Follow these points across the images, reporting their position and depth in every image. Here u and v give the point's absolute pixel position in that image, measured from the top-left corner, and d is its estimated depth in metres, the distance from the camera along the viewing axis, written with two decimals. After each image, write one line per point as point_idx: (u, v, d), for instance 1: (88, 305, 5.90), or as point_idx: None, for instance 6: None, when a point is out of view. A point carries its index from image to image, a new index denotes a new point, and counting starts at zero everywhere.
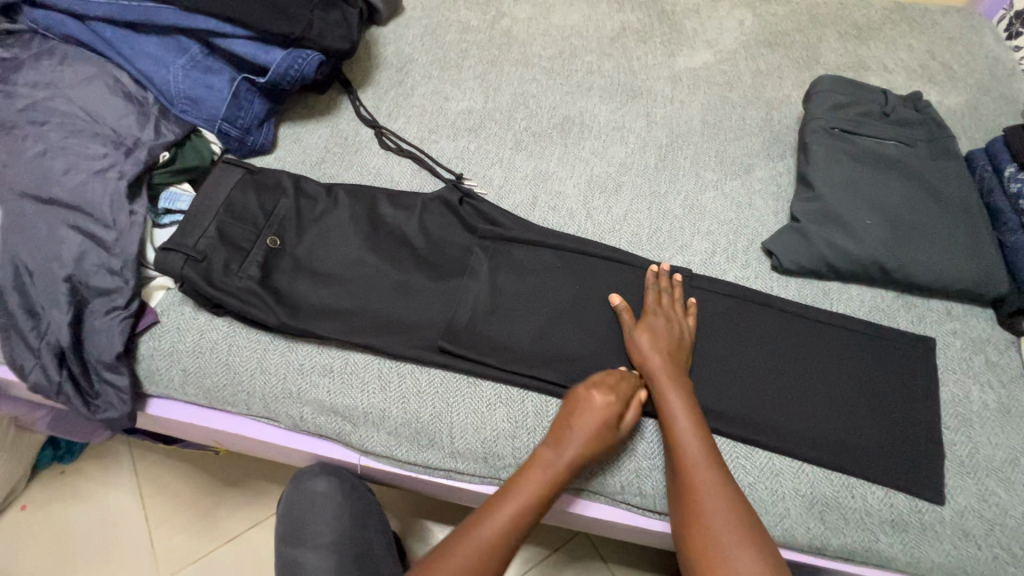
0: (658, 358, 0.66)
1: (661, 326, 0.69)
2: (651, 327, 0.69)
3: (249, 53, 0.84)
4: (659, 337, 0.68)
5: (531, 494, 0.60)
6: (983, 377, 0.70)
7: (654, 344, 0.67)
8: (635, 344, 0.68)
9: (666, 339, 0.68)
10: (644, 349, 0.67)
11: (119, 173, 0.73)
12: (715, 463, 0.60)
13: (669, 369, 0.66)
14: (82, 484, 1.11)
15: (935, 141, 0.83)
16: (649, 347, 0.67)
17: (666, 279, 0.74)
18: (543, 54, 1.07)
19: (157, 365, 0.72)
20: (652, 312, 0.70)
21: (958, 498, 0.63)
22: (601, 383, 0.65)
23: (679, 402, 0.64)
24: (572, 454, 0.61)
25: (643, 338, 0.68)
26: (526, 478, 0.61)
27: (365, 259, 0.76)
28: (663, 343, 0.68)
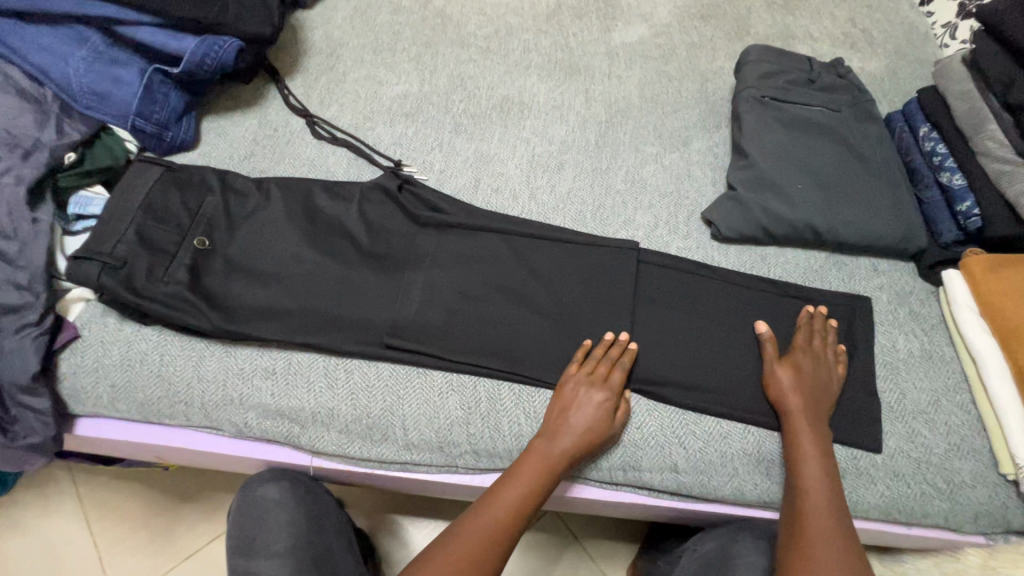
0: (799, 398, 0.65)
1: (813, 368, 0.67)
2: (801, 366, 0.67)
3: (158, 42, 0.78)
4: (805, 379, 0.66)
5: (529, 487, 0.61)
6: (907, 327, 0.74)
7: (795, 382, 0.66)
8: (783, 379, 0.67)
9: (809, 380, 0.67)
10: (790, 386, 0.66)
11: (16, 178, 0.67)
12: (837, 513, 0.59)
13: (807, 412, 0.65)
14: (21, 516, 1.05)
15: (857, 105, 0.87)
16: (793, 385, 0.66)
17: (822, 322, 0.72)
18: (479, 34, 1.05)
19: (82, 382, 0.67)
20: (802, 349, 0.69)
21: (889, 442, 0.67)
22: (585, 375, 0.67)
23: (812, 444, 0.63)
24: (566, 449, 0.63)
25: (787, 374, 0.67)
26: (521, 466, 0.63)
27: (302, 255, 0.73)
28: (808, 385, 0.66)
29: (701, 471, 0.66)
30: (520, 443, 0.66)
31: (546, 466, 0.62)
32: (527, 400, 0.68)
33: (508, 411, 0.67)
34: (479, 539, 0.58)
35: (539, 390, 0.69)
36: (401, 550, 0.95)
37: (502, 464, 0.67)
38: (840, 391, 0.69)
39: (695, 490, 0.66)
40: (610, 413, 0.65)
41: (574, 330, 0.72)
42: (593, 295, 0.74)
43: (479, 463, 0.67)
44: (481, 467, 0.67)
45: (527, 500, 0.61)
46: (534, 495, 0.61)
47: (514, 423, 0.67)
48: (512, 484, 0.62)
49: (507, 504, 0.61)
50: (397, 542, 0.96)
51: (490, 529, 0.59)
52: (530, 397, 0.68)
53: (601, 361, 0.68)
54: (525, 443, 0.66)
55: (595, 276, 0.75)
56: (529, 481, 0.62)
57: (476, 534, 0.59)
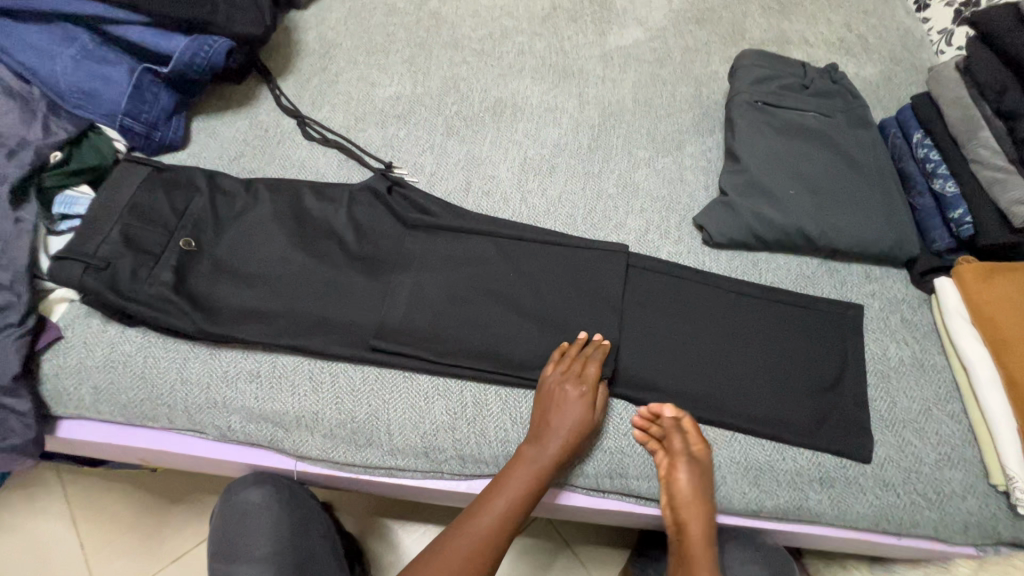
0: (687, 503, 0.62)
1: (688, 465, 0.62)
2: (683, 463, 0.62)
3: (147, 42, 0.78)
4: (694, 478, 0.62)
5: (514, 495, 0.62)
6: (899, 335, 0.74)
7: (682, 486, 0.62)
8: (673, 483, 0.63)
9: (695, 480, 0.62)
10: (681, 488, 0.62)
11: (1, 177, 0.66)
12: None
13: (695, 514, 0.62)
14: (6, 517, 1.04)
15: (851, 111, 0.86)
16: (683, 492, 0.62)
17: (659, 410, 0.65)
18: (473, 36, 1.04)
19: (64, 384, 0.66)
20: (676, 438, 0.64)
21: (879, 451, 0.66)
22: (561, 374, 0.66)
23: (698, 539, 0.62)
24: (552, 452, 0.62)
25: (678, 476, 0.62)
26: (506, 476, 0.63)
27: (288, 257, 0.73)
28: (694, 485, 0.62)
29: None
30: (507, 448, 0.66)
31: (533, 473, 0.62)
32: (514, 405, 0.67)
33: (495, 416, 0.67)
34: (473, 554, 0.59)
35: (527, 395, 0.68)
36: (390, 555, 0.95)
37: (489, 470, 0.66)
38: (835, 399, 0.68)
39: None
40: (591, 409, 0.64)
41: (563, 335, 0.71)
42: (582, 300, 0.73)
43: (464, 469, 0.66)
44: (467, 473, 0.66)
45: (517, 507, 0.61)
46: (523, 501, 0.62)
47: (501, 428, 0.66)
48: (500, 494, 0.62)
49: (497, 514, 0.61)
50: (386, 547, 0.95)
51: (481, 542, 0.60)
52: (517, 403, 0.68)
53: (574, 359, 0.67)
54: (512, 449, 0.66)
55: (585, 280, 0.74)
56: (518, 489, 0.62)
57: (468, 548, 0.60)
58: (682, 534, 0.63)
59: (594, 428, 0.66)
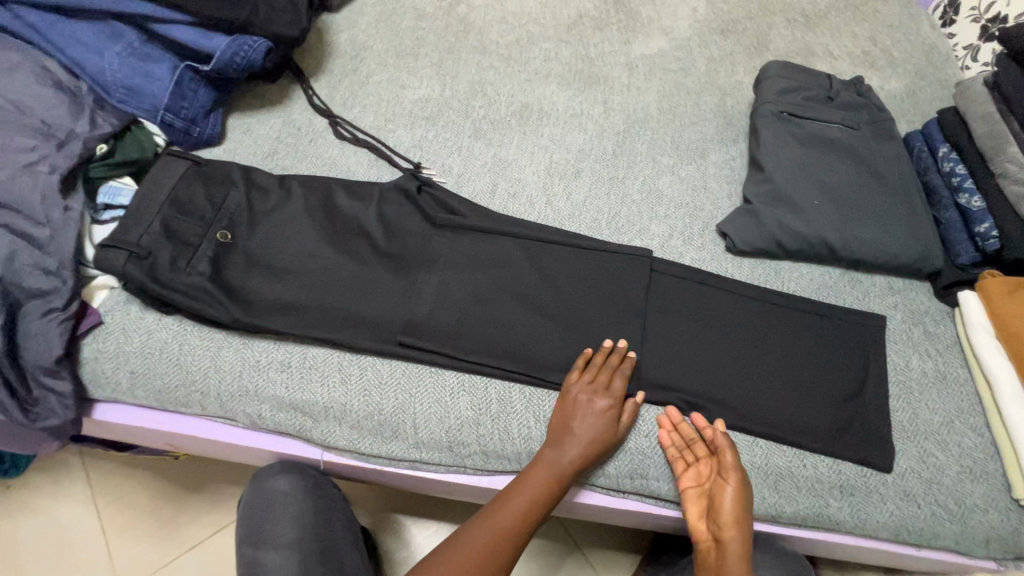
0: (733, 521, 0.62)
1: (738, 480, 0.63)
2: (734, 479, 0.63)
3: (191, 40, 0.80)
4: (739, 493, 0.63)
5: (532, 498, 0.63)
6: (922, 346, 0.74)
7: (728, 503, 0.63)
8: (724, 499, 0.63)
9: (742, 495, 0.63)
10: (730, 505, 0.63)
11: (50, 166, 0.68)
12: None
13: (740, 530, 0.62)
14: (31, 499, 1.07)
15: (876, 123, 0.87)
16: (730, 507, 0.62)
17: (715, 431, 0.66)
18: (500, 41, 1.06)
19: (103, 368, 0.68)
20: (728, 455, 0.64)
21: (901, 461, 0.66)
22: (586, 384, 0.67)
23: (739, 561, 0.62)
24: (571, 456, 0.63)
25: (728, 491, 0.63)
26: (524, 480, 0.64)
27: (320, 252, 0.74)
28: (741, 500, 0.63)
29: None
30: (529, 446, 0.67)
31: (551, 475, 0.63)
32: (537, 403, 0.69)
33: (518, 413, 0.68)
34: (487, 550, 0.61)
35: (550, 394, 0.69)
36: (403, 550, 0.96)
37: (511, 466, 0.67)
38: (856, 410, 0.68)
39: None
40: (614, 422, 0.66)
41: (587, 337, 0.72)
42: (605, 303, 0.74)
43: (487, 465, 0.67)
44: (489, 469, 0.68)
45: (534, 508, 0.63)
46: (539, 503, 0.63)
47: (524, 426, 0.67)
48: (518, 494, 0.63)
49: (513, 512, 0.62)
50: (400, 542, 0.96)
51: (496, 540, 0.61)
52: (541, 401, 0.69)
53: (602, 369, 0.68)
54: (535, 446, 0.67)
55: (609, 283, 0.75)
56: (536, 490, 0.63)
57: (482, 545, 0.61)
58: (724, 552, 0.62)
59: (615, 442, 0.66)
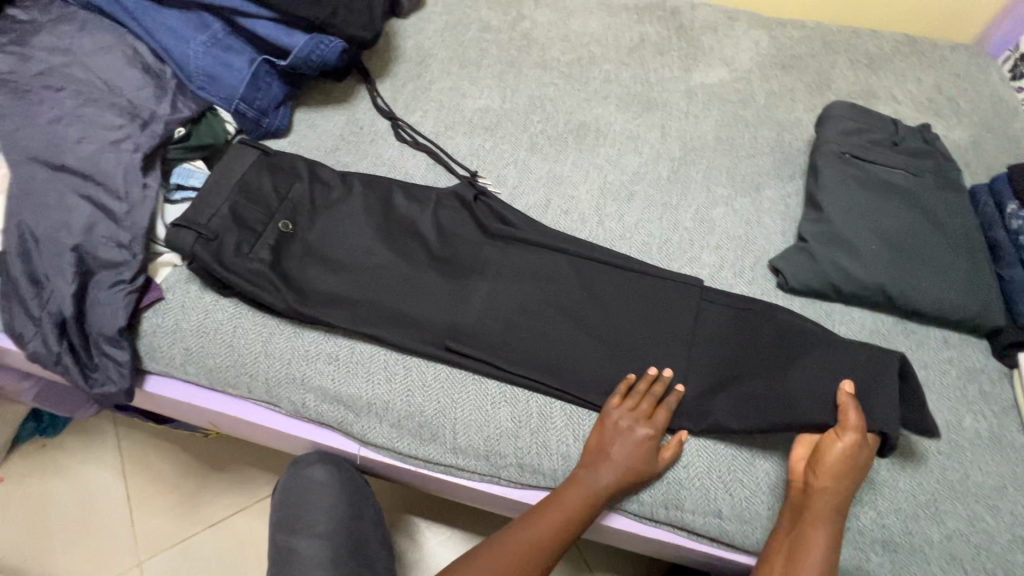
0: (837, 474, 0.61)
1: (862, 445, 0.62)
2: (857, 441, 0.62)
3: (271, 35, 0.84)
4: (857, 455, 0.62)
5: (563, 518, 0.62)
6: (976, 405, 0.72)
7: (838, 454, 0.62)
8: (833, 448, 0.62)
9: (857, 458, 0.62)
10: (845, 455, 0.62)
11: (134, 145, 0.72)
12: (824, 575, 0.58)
13: (842, 488, 0.61)
14: (63, 460, 1.10)
15: (941, 173, 0.85)
16: (840, 458, 0.61)
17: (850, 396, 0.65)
18: (562, 59, 1.08)
19: (159, 342, 0.71)
20: (854, 415, 0.63)
21: (949, 522, 0.64)
22: (628, 411, 0.67)
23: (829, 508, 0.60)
24: (604, 482, 0.63)
25: (845, 442, 0.62)
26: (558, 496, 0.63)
27: (376, 249, 0.76)
28: (855, 461, 0.62)
29: (744, 521, 0.65)
30: (565, 464, 0.67)
31: (583, 502, 0.63)
32: (577, 422, 0.68)
33: (557, 430, 0.68)
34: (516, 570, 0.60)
35: (590, 414, 0.69)
36: (416, 553, 0.96)
37: (545, 482, 0.67)
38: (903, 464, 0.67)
39: (737, 539, 0.65)
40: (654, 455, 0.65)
41: (632, 360, 0.72)
42: (652, 328, 0.74)
43: (521, 478, 0.67)
44: (523, 482, 0.68)
45: (565, 532, 0.62)
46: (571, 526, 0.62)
47: (562, 443, 0.67)
48: (548, 516, 0.62)
49: (545, 533, 0.62)
50: (413, 544, 0.96)
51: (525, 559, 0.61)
52: (580, 421, 0.69)
53: (644, 397, 0.68)
54: (571, 465, 0.67)
55: (658, 308, 0.75)
56: (568, 514, 0.62)
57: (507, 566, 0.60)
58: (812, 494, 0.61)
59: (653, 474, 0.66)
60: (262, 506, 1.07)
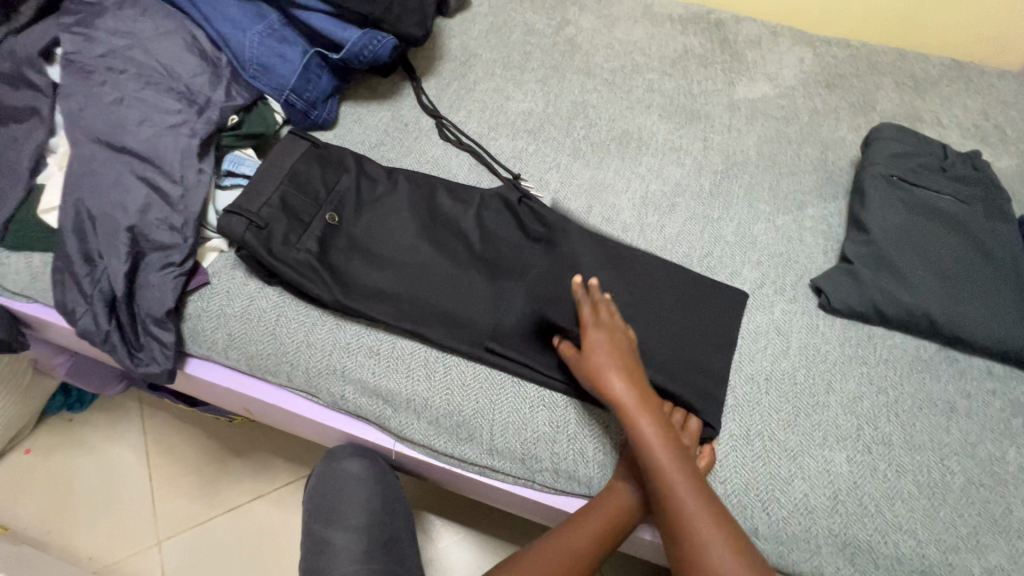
0: (615, 387, 0.64)
1: (604, 350, 0.65)
2: (597, 350, 0.65)
3: (326, 28, 0.85)
4: (611, 364, 0.65)
5: (599, 528, 0.61)
6: (1020, 439, 0.70)
7: (617, 367, 0.65)
8: (588, 369, 0.65)
9: (625, 366, 0.65)
10: (600, 373, 0.64)
11: (191, 130, 0.72)
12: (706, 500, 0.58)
13: (633, 402, 0.63)
14: (90, 436, 1.11)
15: (990, 201, 0.84)
16: (611, 375, 0.64)
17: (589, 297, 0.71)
18: (605, 66, 1.08)
19: (203, 326, 0.71)
20: (593, 330, 0.67)
21: (990, 556, 0.63)
22: (662, 422, 0.68)
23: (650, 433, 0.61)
24: (625, 494, 0.63)
25: (596, 358, 0.65)
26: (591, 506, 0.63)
27: (420, 246, 0.76)
28: (621, 372, 0.64)
29: (780, 541, 0.64)
30: (600, 472, 0.66)
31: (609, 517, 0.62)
32: (614, 431, 0.68)
33: (594, 438, 0.67)
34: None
35: None
36: (433, 551, 0.96)
37: (579, 490, 0.67)
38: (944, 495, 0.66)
39: (771, 558, 0.64)
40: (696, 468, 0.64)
41: (671, 373, 0.71)
42: (692, 341, 0.74)
43: (555, 484, 0.67)
44: (557, 488, 0.67)
45: (592, 548, 0.60)
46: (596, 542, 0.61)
47: (598, 451, 0.67)
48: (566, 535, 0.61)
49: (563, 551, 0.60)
50: (430, 542, 0.96)
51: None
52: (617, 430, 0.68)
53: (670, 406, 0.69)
54: (607, 474, 0.66)
55: (697, 321, 0.75)
56: (591, 530, 0.61)
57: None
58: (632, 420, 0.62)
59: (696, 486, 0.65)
60: (281, 494, 1.07)
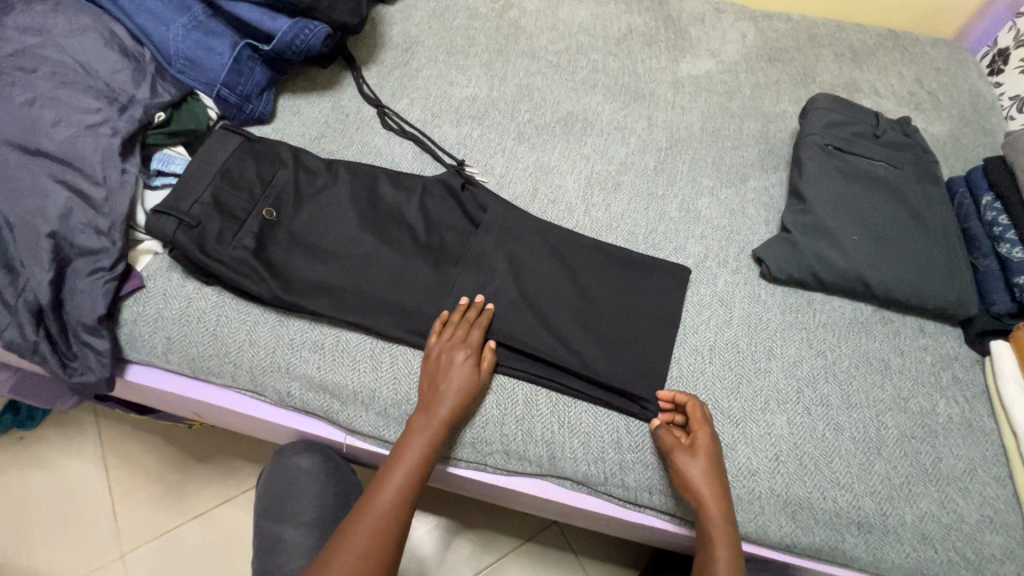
0: (713, 492, 0.62)
1: (708, 453, 0.64)
2: (702, 451, 0.64)
3: (254, 19, 0.82)
4: (712, 471, 0.63)
5: (412, 466, 0.62)
6: (949, 391, 0.74)
7: (712, 470, 0.63)
8: (689, 466, 0.63)
9: (719, 473, 0.64)
10: (700, 476, 0.62)
11: (112, 129, 0.70)
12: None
13: (719, 506, 0.62)
14: (42, 453, 1.08)
15: (920, 165, 0.87)
16: (710, 477, 0.63)
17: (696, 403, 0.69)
18: (550, 48, 1.07)
19: (140, 330, 0.70)
20: (702, 429, 0.65)
21: (921, 503, 0.66)
22: (447, 341, 0.68)
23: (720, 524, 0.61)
24: (418, 449, 0.63)
25: (701, 463, 0.63)
26: (403, 450, 0.63)
27: (362, 238, 0.75)
28: (719, 480, 0.63)
29: None
30: (549, 450, 0.67)
31: (406, 476, 0.62)
32: (562, 409, 0.69)
33: (542, 417, 0.68)
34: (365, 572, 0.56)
35: (576, 401, 0.70)
36: None
37: (529, 469, 0.68)
38: (876, 447, 0.69)
39: None
40: (476, 368, 0.66)
41: (616, 349, 0.72)
42: (638, 317, 0.75)
43: (507, 465, 0.68)
44: (509, 469, 0.68)
45: (394, 513, 0.60)
46: (395, 504, 0.60)
47: (547, 430, 0.68)
48: (366, 519, 0.59)
49: (364, 539, 0.57)
50: None
51: (369, 560, 0.56)
52: (565, 408, 0.69)
53: (460, 325, 0.69)
54: (555, 450, 0.67)
55: (642, 298, 0.77)
56: (392, 496, 0.60)
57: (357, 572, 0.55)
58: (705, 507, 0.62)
59: (480, 392, 0.68)
60: (247, 497, 1.06)
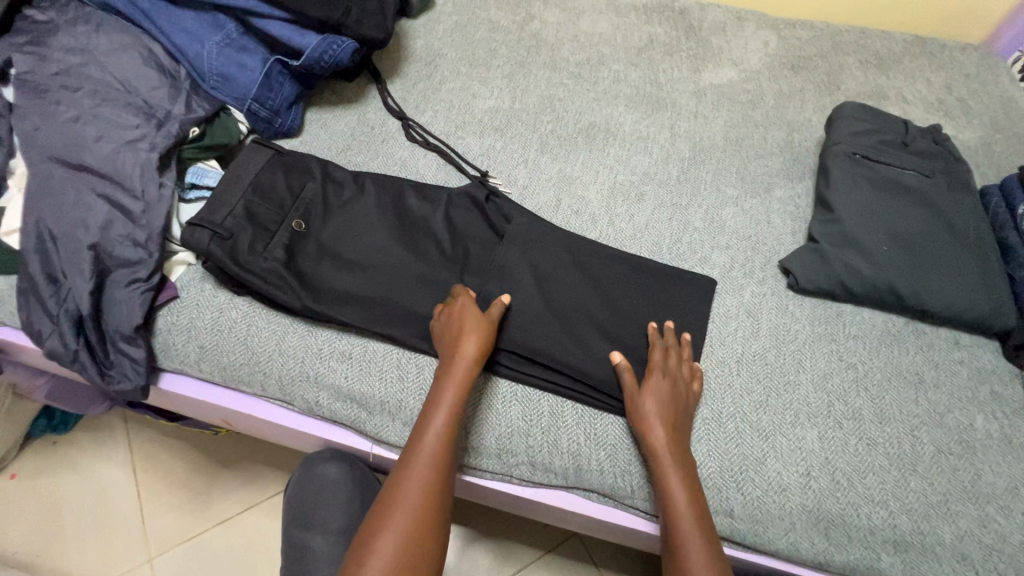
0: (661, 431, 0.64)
1: (660, 395, 0.66)
2: (653, 394, 0.66)
3: (285, 35, 0.84)
4: (662, 411, 0.65)
5: (436, 446, 0.61)
6: (987, 407, 0.72)
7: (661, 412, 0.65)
8: (634, 407, 0.66)
9: (676, 415, 0.66)
10: (646, 416, 0.65)
11: (150, 145, 0.72)
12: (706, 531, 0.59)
13: (671, 449, 0.63)
14: (74, 457, 1.10)
15: (952, 174, 0.85)
16: (655, 416, 0.64)
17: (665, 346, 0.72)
18: (572, 59, 1.08)
19: (174, 340, 0.71)
20: (658, 372, 0.68)
21: (959, 522, 0.64)
22: (451, 316, 0.68)
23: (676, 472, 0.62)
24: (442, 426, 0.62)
25: (647, 403, 0.65)
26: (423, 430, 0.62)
27: (388, 248, 0.76)
28: (670, 419, 0.65)
29: (756, 521, 0.64)
30: (576, 461, 0.67)
31: (432, 460, 0.61)
32: (588, 421, 0.69)
33: (568, 429, 0.68)
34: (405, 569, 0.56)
35: (600, 413, 0.69)
36: None
37: (557, 481, 0.68)
38: (913, 463, 0.67)
39: (749, 538, 0.65)
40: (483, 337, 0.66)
41: (642, 361, 0.72)
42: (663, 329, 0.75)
43: (533, 476, 0.68)
44: (536, 481, 0.68)
45: (424, 497, 0.59)
46: (426, 491, 0.60)
47: (574, 441, 0.68)
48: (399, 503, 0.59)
49: (398, 525, 0.57)
50: None
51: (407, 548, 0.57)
52: (591, 419, 0.69)
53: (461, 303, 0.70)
54: (582, 462, 0.67)
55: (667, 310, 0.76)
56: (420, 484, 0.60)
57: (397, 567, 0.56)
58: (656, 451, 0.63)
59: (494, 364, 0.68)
60: (271, 504, 1.07)
